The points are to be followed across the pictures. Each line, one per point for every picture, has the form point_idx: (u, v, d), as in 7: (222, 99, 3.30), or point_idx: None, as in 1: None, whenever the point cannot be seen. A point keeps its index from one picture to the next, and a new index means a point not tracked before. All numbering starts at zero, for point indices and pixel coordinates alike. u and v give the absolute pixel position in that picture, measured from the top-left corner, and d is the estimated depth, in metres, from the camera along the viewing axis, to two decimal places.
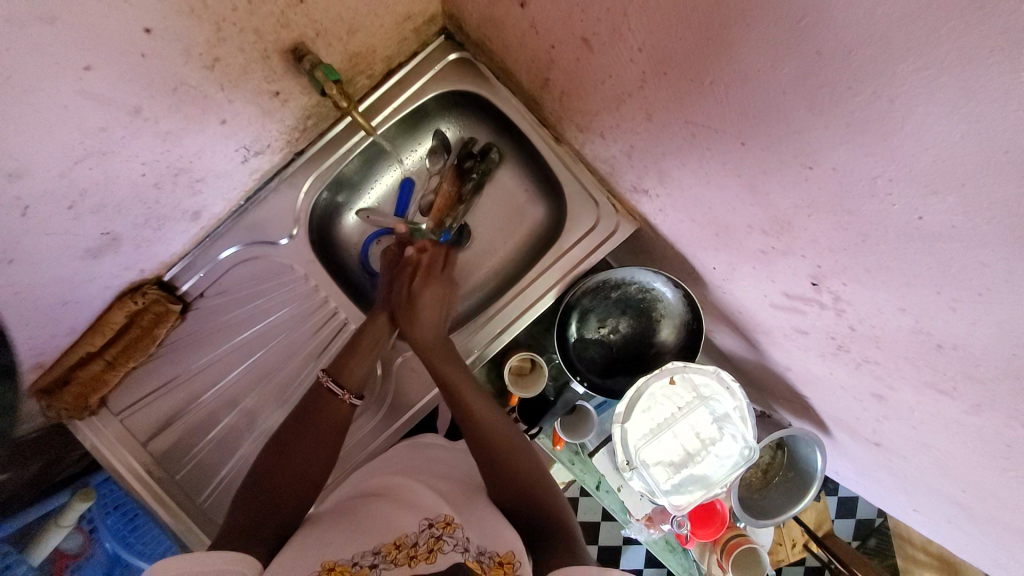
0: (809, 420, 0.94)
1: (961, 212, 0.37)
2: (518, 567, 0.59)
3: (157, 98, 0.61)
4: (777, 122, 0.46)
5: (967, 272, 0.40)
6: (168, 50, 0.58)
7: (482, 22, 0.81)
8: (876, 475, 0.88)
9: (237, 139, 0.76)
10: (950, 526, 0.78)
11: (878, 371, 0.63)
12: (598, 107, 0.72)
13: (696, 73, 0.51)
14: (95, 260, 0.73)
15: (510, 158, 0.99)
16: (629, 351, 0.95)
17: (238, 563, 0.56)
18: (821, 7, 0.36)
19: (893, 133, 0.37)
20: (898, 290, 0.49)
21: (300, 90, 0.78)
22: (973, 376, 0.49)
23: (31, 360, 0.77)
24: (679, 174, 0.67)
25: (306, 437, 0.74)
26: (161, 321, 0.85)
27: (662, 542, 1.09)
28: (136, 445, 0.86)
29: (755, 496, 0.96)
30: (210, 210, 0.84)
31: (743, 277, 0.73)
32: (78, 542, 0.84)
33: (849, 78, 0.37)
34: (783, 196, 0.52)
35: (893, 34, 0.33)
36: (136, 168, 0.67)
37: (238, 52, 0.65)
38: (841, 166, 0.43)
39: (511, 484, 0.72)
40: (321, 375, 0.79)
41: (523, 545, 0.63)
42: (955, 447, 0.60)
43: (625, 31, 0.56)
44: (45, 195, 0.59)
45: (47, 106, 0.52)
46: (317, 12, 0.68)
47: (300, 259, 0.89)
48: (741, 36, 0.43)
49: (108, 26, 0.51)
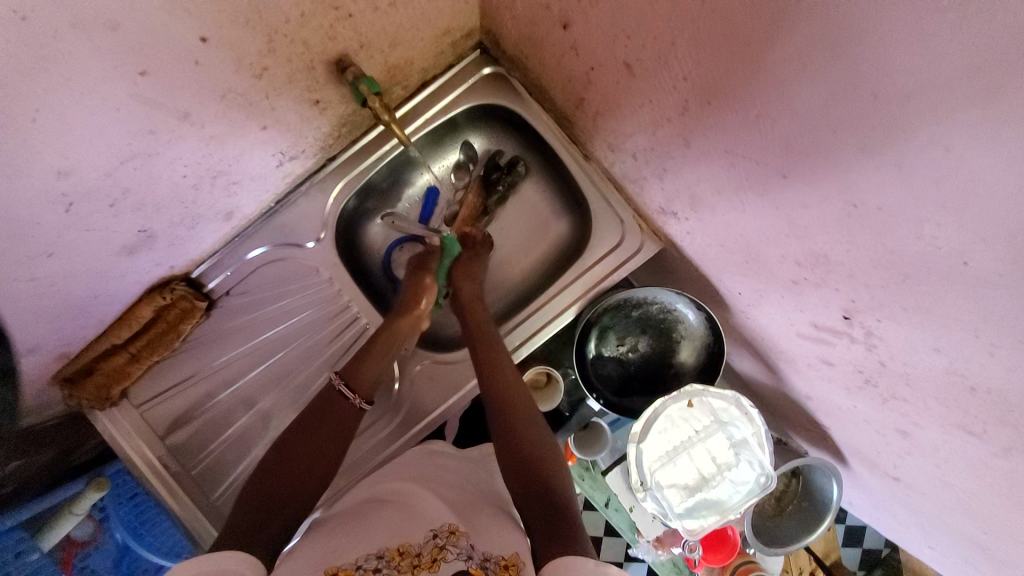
0: (827, 450, 0.93)
1: (1010, 262, 0.37)
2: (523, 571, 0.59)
3: (205, 105, 0.62)
4: (824, 159, 0.46)
5: (1010, 320, 0.40)
6: (219, 58, 0.59)
7: (520, 39, 0.82)
8: (892, 509, 0.87)
9: (275, 145, 0.78)
10: (965, 565, 0.78)
11: (905, 409, 0.62)
12: (633, 129, 0.72)
13: (742, 105, 0.51)
14: (128, 257, 0.74)
15: (536, 173, 0.99)
16: (647, 371, 0.95)
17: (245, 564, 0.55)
18: (883, 54, 0.36)
19: (948, 180, 0.37)
20: (936, 331, 0.48)
21: (338, 99, 0.79)
22: (1007, 422, 0.49)
23: (59, 348, 0.78)
24: (713, 200, 0.67)
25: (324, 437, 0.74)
26: (186, 317, 0.86)
27: (670, 564, 1.06)
28: (154, 438, 0.86)
29: (767, 523, 0.95)
30: (241, 211, 0.85)
31: (770, 304, 0.73)
32: (87, 530, 0.83)
33: (905, 122, 0.37)
34: (821, 229, 0.52)
35: (957, 85, 0.33)
36: (177, 170, 0.68)
37: (284, 62, 0.66)
38: (888, 207, 0.43)
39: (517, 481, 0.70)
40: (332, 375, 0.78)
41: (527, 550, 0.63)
42: (980, 490, 0.59)
43: (671, 60, 0.56)
44: (90, 193, 0.60)
45: (100, 109, 0.53)
46: (363, 25, 0.69)
47: (326, 263, 0.90)
48: (797, 75, 0.43)
49: (165, 33, 0.52)
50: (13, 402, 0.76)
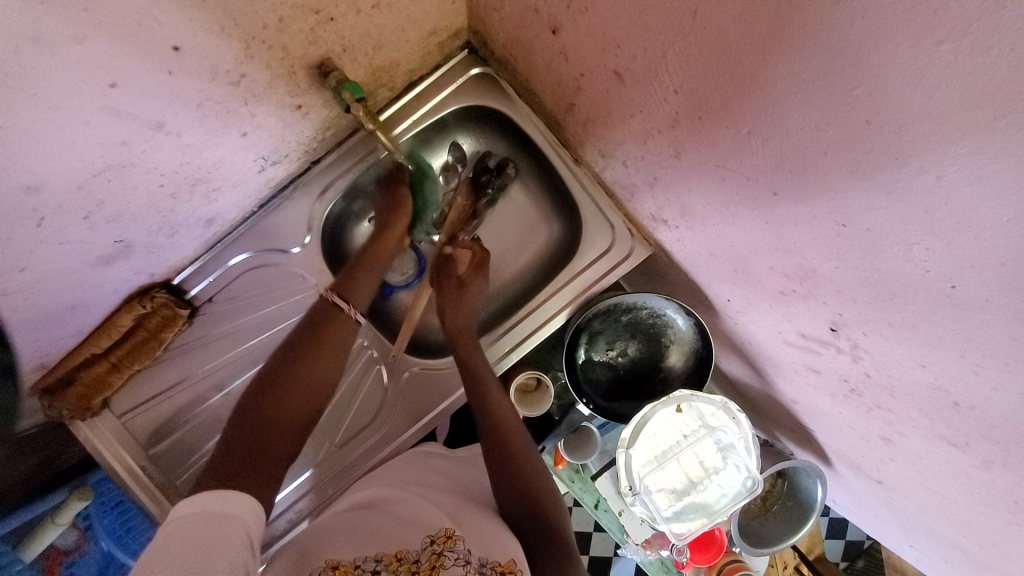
0: (812, 451, 0.94)
1: (996, 289, 0.37)
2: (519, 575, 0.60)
3: (181, 113, 0.60)
4: (814, 179, 0.46)
5: (995, 343, 0.40)
6: (195, 66, 0.56)
7: (508, 41, 0.80)
8: (874, 508, 0.89)
9: (257, 150, 0.75)
10: (943, 563, 0.80)
11: (889, 418, 0.63)
12: (623, 137, 0.71)
13: (733, 120, 0.50)
14: (105, 267, 0.72)
15: (526, 175, 0.97)
16: (636, 375, 0.95)
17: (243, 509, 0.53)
18: (876, 80, 0.35)
19: (937, 207, 0.37)
20: (922, 347, 0.49)
21: (322, 103, 0.77)
22: (989, 436, 0.49)
23: (34, 361, 0.75)
24: (702, 210, 0.67)
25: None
26: (168, 326, 0.83)
27: (658, 563, 1.08)
28: (137, 449, 0.85)
29: (753, 522, 0.96)
30: (223, 217, 0.83)
31: (758, 312, 0.73)
32: (72, 539, 0.82)
33: (896, 150, 0.37)
34: (810, 246, 0.52)
35: (950, 117, 0.32)
36: (154, 180, 0.65)
37: (264, 67, 0.63)
38: (877, 229, 0.43)
39: (508, 497, 0.70)
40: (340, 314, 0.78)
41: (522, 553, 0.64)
42: (961, 497, 0.61)
43: (662, 72, 0.55)
44: (62, 207, 0.58)
45: (70, 122, 0.51)
46: (346, 29, 0.67)
47: (312, 269, 0.88)
48: (788, 95, 0.42)
49: (136, 42, 0.50)
50: (12, 411, 0.76)
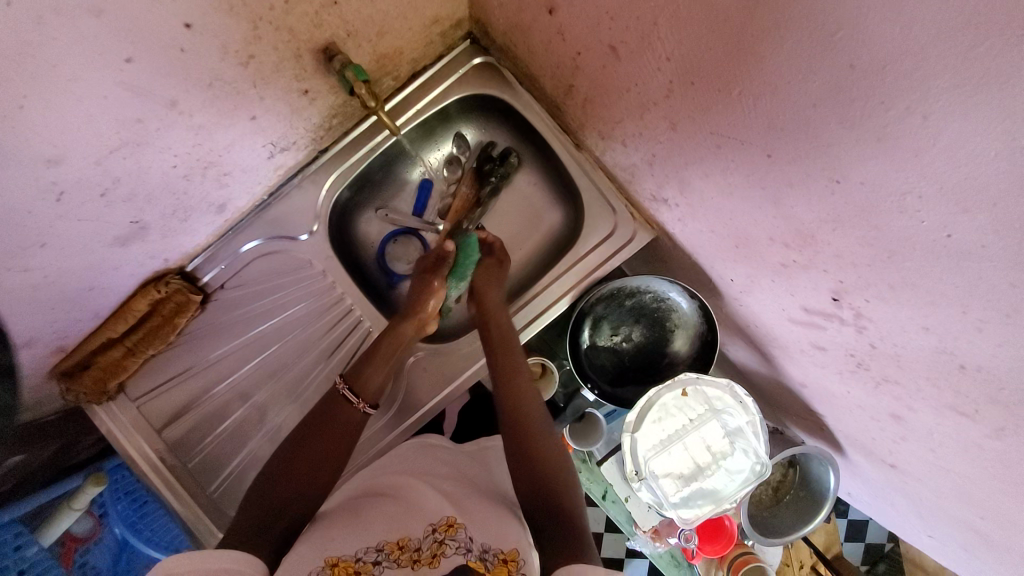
0: (823, 439, 0.92)
1: (991, 231, 0.37)
2: (522, 566, 0.58)
3: (192, 93, 0.63)
4: (806, 135, 0.46)
5: (995, 292, 0.39)
6: (206, 46, 0.59)
7: (508, 27, 0.82)
8: (890, 497, 0.86)
9: (266, 135, 0.78)
10: (964, 552, 0.77)
11: (897, 392, 0.62)
12: (621, 115, 0.72)
13: (725, 83, 0.51)
14: (122, 248, 0.75)
15: (529, 163, 0.99)
16: (642, 360, 0.95)
17: (245, 563, 0.54)
18: (856, 20, 0.36)
19: (925, 148, 0.37)
20: (922, 308, 0.48)
21: (328, 89, 0.80)
22: (998, 399, 0.48)
23: (53, 342, 0.78)
24: (701, 185, 0.67)
25: (325, 418, 0.76)
26: (181, 311, 0.86)
27: (668, 557, 1.06)
28: (151, 432, 0.87)
29: (765, 513, 0.94)
30: (235, 203, 0.86)
31: (762, 290, 0.73)
32: (88, 526, 0.81)
33: (882, 92, 0.37)
34: (807, 210, 0.52)
35: (930, 49, 0.33)
36: (168, 160, 0.68)
37: (270, 49, 0.66)
38: (870, 181, 0.43)
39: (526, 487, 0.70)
40: (337, 380, 0.79)
41: (527, 544, 0.62)
42: (974, 472, 0.59)
43: (654, 40, 0.56)
44: (80, 182, 0.61)
45: (88, 96, 0.54)
46: (349, 13, 0.69)
47: (320, 255, 0.90)
48: (775, 47, 0.43)
49: (149, 19, 0.53)
50: (11, 401, 0.75)
